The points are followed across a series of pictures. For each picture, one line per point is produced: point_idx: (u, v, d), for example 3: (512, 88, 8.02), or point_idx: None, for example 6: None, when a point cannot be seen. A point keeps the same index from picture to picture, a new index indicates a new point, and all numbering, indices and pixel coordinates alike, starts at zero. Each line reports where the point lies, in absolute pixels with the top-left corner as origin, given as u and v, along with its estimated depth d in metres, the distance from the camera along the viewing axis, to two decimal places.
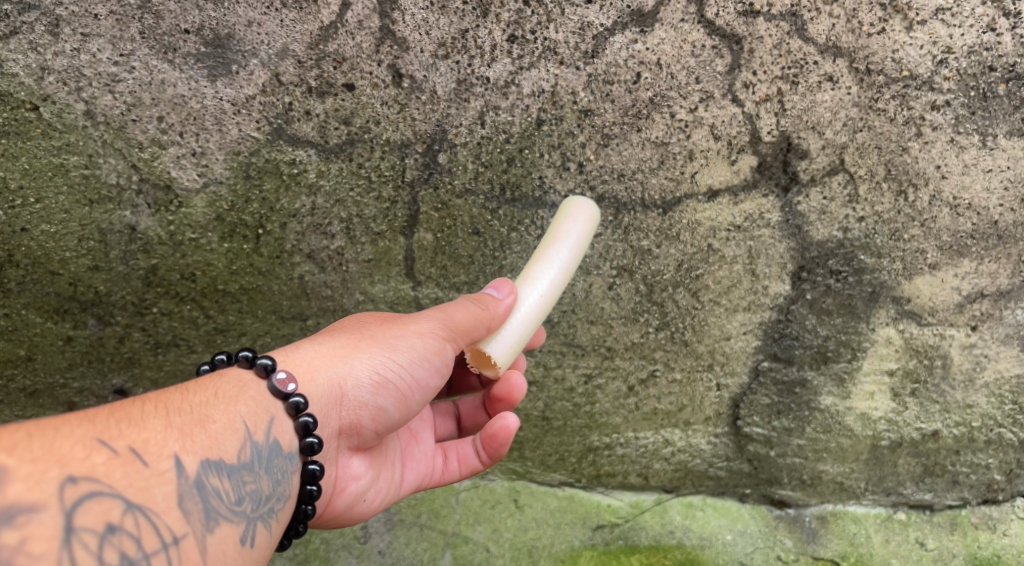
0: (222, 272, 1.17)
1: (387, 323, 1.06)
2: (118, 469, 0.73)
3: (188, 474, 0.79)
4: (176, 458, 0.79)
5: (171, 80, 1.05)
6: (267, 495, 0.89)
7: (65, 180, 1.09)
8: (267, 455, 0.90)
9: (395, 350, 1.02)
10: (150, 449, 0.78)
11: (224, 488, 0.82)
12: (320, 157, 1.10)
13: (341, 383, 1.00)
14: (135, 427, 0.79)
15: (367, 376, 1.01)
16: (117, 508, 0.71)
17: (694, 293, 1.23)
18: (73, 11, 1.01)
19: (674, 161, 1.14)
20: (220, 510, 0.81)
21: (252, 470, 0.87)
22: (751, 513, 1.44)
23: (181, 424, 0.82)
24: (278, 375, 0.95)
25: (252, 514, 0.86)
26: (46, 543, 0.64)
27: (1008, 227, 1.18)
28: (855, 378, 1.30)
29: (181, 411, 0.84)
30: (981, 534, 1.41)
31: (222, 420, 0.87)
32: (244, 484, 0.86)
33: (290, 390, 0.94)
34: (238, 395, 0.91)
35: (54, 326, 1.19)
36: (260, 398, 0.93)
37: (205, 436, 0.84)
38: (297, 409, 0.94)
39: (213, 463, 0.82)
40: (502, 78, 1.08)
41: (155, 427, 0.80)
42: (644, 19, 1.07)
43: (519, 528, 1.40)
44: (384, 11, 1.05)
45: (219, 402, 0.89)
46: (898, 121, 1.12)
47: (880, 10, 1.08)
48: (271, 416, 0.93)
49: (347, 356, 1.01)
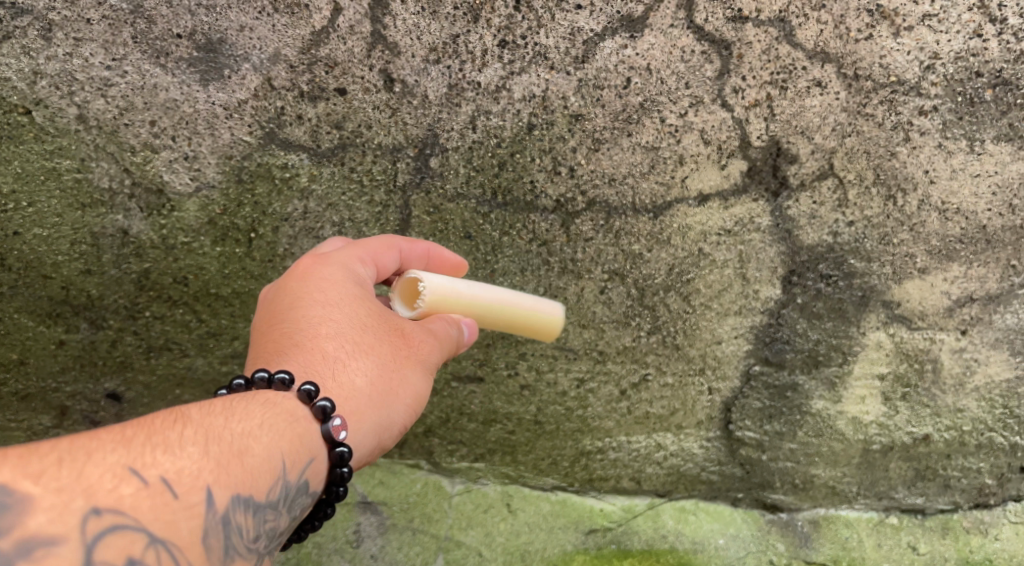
0: (215, 275, 1.17)
1: (413, 354, 0.98)
2: (149, 502, 0.64)
3: (219, 511, 0.69)
4: (208, 490, 0.68)
5: (163, 85, 1.05)
6: (286, 534, 0.79)
7: (58, 184, 1.09)
8: (297, 493, 0.80)
9: (421, 398, 0.99)
10: (186, 480, 0.67)
11: (251, 529, 0.72)
12: (312, 161, 1.11)
13: (380, 432, 0.94)
14: (174, 454, 0.68)
15: (396, 423, 0.97)
16: (142, 546, 0.61)
17: (685, 297, 1.24)
18: (66, 16, 1.02)
19: (664, 166, 1.15)
20: (242, 552, 0.71)
21: (278, 508, 0.77)
22: (743, 517, 1.44)
23: (221, 453, 0.72)
24: (334, 421, 0.86)
25: (266, 555, 0.76)
26: None
27: (996, 231, 1.19)
28: (846, 382, 1.30)
29: (221, 439, 0.73)
30: (973, 538, 1.41)
31: (262, 454, 0.76)
32: (267, 521, 0.75)
33: (340, 438, 0.86)
34: (281, 427, 0.80)
35: (46, 330, 1.19)
36: (303, 438, 0.82)
37: (244, 469, 0.73)
38: (340, 459, 0.86)
39: (244, 499, 0.71)
40: (494, 83, 1.09)
41: (194, 454, 0.69)
42: (633, 24, 1.09)
43: (511, 533, 1.40)
44: (376, 16, 1.06)
45: (264, 431, 0.78)
46: (886, 126, 1.13)
47: (867, 16, 1.09)
48: (310, 456, 0.82)
49: (387, 403, 0.95)
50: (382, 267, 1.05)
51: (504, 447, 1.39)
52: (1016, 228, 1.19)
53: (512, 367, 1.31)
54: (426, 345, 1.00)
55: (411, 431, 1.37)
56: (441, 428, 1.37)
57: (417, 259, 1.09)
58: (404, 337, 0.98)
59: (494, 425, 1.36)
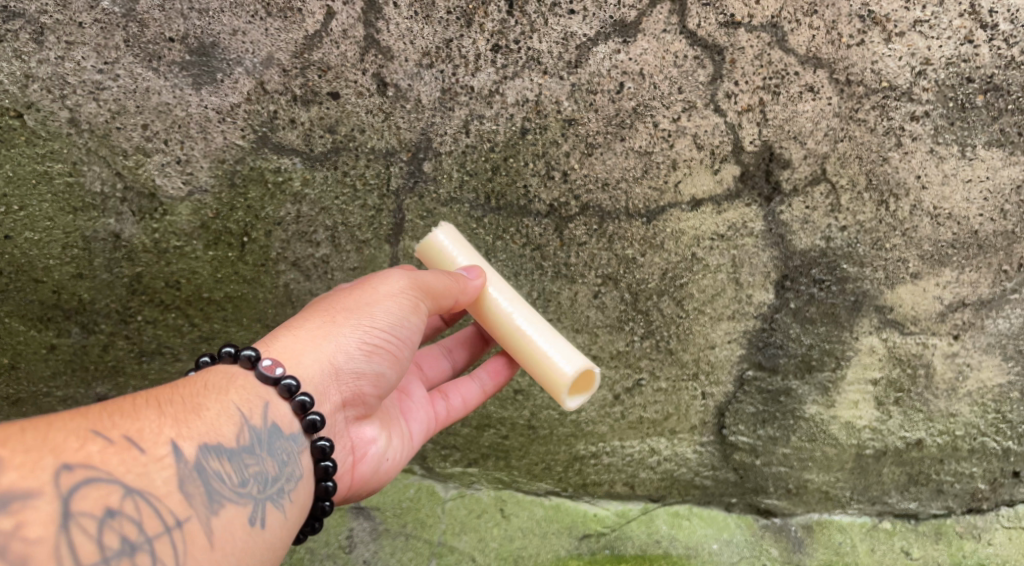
0: (207, 280, 1.16)
1: (353, 292, 1.02)
2: (115, 456, 0.75)
3: (186, 459, 0.80)
4: (173, 444, 0.80)
5: (155, 89, 1.05)
6: (275, 476, 0.88)
7: (49, 188, 1.09)
8: (268, 438, 0.89)
9: (373, 318, 0.99)
10: (146, 437, 0.79)
11: (225, 472, 0.83)
12: (305, 165, 1.11)
13: (329, 359, 0.97)
14: (128, 419, 0.80)
15: (353, 346, 0.98)
16: (115, 493, 0.73)
17: (678, 301, 1.24)
18: (58, 19, 1.02)
19: (658, 171, 1.15)
20: (222, 493, 0.81)
21: (254, 452, 0.87)
22: (737, 522, 1.43)
23: (175, 413, 0.83)
24: (262, 362, 0.92)
25: (260, 495, 0.86)
26: (42, 529, 0.67)
27: (988, 236, 1.20)
28: (839, 386, 1.30)
29: (171, 403, 0.84)
30: (966, 543, 1.42)
31: (215, 408, 0.87)
32: (247, 466, 0.86)
33: (278, 373, 0.92)
34: (228, 385, 0.90)
35: (38, 334, 1.18)
36: (250, 389, 0.91)
37: (200, 423, 0.84)
38: (290, 391, 0.92)
39: (211, 448, 0.83)
40: (487, 87, 1.09)
41: (149, 417, 0.81)
42: (626, 29, 1.09)
43: (504, 538, 1.39)
44: (369, 21, 1.06)
45: (213, 392, 0.89)
46: (878, 131, 1.14)
47: (859, 21, 1.09)
48: (265, 401, 0.91)
49: (328, 334, 0.98)
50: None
51: (497, 452, 1.38)
52: (1008, 234, 1.20)
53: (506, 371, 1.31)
54: (371, 282, 1.03)
55: None
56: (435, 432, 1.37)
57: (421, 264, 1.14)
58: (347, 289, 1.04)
59: (487, 429, 1.36)
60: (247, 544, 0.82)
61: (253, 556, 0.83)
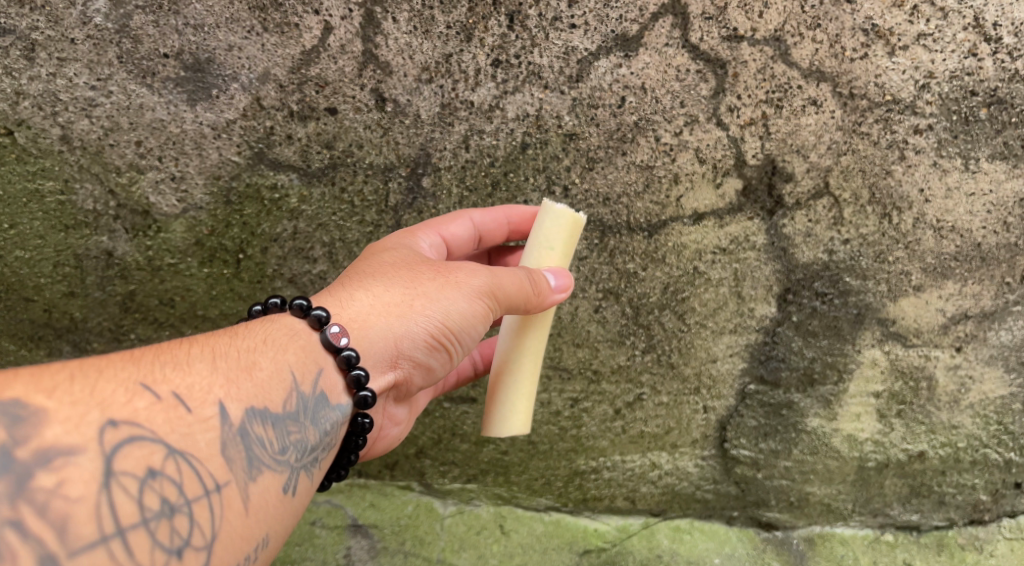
0: (202, 297, 1.14)
1: (439, 276, 0.95)
2: (161, 415, 0.72)
3: (232, 422, 0.77)
4: (220, 405, 0.77)
5: (149, 105, 1.03)
6: (315, 444, 0.86)
7: (40, 206, 1.07)
8: (315, 406, 0.86)
9: (446, 314, 0.93)
10: (195, 395, 0.75)
11: (268, 437, 0.80)
12: (301, 181, 1.09)
13: (394, 350, 0.93)
14: (180, 371, 0.76)
15: (418, 343, 0.94)
16: (158, 453, 0.70)
17: (680, 316, 1.23)
18: (49, 36, 1.00)
19: (659, 185, 1.14)
20: (262, 459, 0.79)
21: (299, 420, 0.84)
22: (738, 535, 1.42)
23: (228, 370, 0.80)
24: (332, 329, 0.88)
25: (298, 463, 0.84)
26: (83, 487, 0.65)
27: (991, 249, 1.19)
28: (842, 400, 1.29)
29: (227, 357, 0.81)
30: (968, 554, 1.40)
31: (269, 368, 0.83)
32: (290, 433, 0.83)
33: (343, 344, 0.88)
34: (287, 344, 0.86)
35: (28, 353, 1.16)
36: (313, 351, 0.88)
37: (251, 384, 0.80)
38: (349, 363, 0.89)
39: (258, 412, 0.79)
40: (487, 102, 1.08)
41: (201, 373, 0.77)
42: (628, 43, 1.08)
43: (504, 554, 1.38)
44: (367, 35, 1.04)
45: (270, 348, 0.85)
46: (881, 144, 1.13)
47: (862, 35, 1.08)
48: (320, 367, 0.88)
49: (399, 316, 0.92)
50: (449, 236, 1.06)
51: (497, 467, 1.37)
52: (1011, 246, 1.19)
53: None
54: (459, 267, 0.96)
55: (403, 452, 1.35)
56: (433, 448, 1.35)
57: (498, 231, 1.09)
58: (432, 265, 0.97)
59: (487, 444, 1.34)
60: (279, 511, 0.81)
61: (283, 522, 0.82)
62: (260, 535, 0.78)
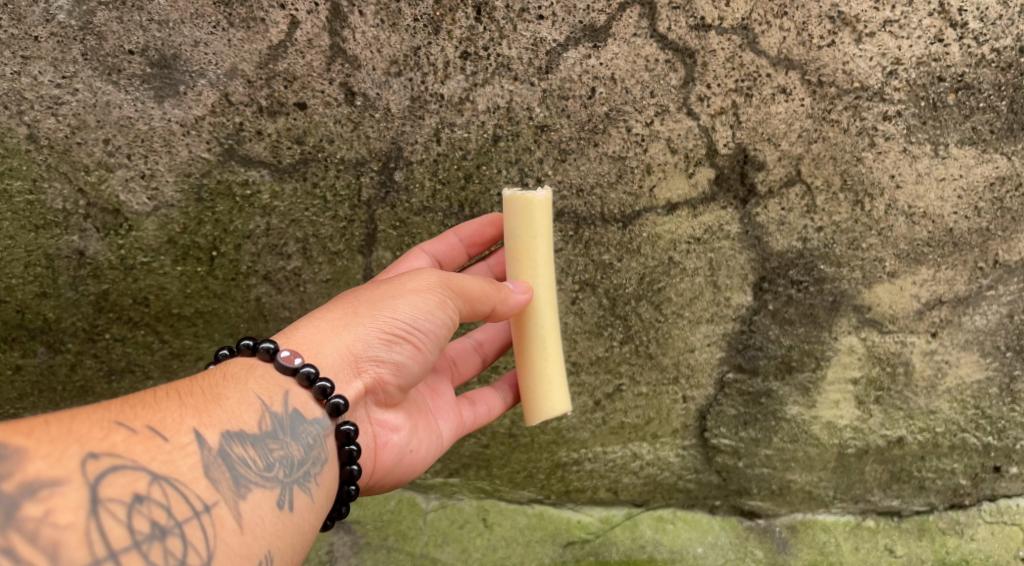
0: (177, 295, 1.14)
1: (382, 285, 1.00)
2: (140, 444, 0.74)
3: (209, 446, 0.78)
4: (196, 432, 0.78)
5: (115, 102, 1.03)
6: (301, 460, 0.86)
7: (10, 207, 1.07)
8: (292, 423, 0.87)
9: (395, 311, 0.96)
10: (168, 426, 0.77)
11: (250, 457, 0.81)
12: (273, 177, 1.09)
13: (351, 348, 0.95)
14: (150, 410, 0.78)
15: (375, 337, 0.96)
16: (142, 479, 0.71)
17: (656, 306, 1.23)
18: (12, 34, 0.99)
19: (632, 176, 1.14)
20: (249, 478, 0.80)
21: (278, 438, 0.85)
22: (721, 524, 1.43)
23: (195, 403, 0.82)
24: (282, 353, 0.91)
25: (287, 479, 0.84)
26: (72, 515, 0.66)
27: (963, 234, 1.19)
28: (820, 387, 1.30)
29: (192, 393, 0.83)
30: (949, 539, 1.41)
31: (235, 397, 0.85)
32: (272, 451, 0.84)
33: (298, 364, 0.91)
34: (248, 375, 0.89)
35: (3, 354, 1.16)
36: (270, 378, 0.90)
37: (221, 412, 0.82)
38: (310, 378, 0.90)
39: (234, 435, 0.81)
40: (457, 95, 1.08)
41: (170, 409, 0.80)
42: (597, 33, 1.07)
43: (488, 548, 1.38)
44: (335, 29, 1.03)
45: (230, 382, 0.87)
46: (851, 132, 1.13)
47: (829, 22, 1.08)
48: (286, 390, 0.90)
49: (346, 324, 0.96)
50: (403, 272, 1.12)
51: (478, 462, 1.37)
52: (983, 231, 1.19)
53: (486, 382, 1.26)
54: (408, 275, 1.00)
55: None
56: None
57: (454, 251, 1.12)
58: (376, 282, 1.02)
59: (467, 439, 1.34)
60: (278, 527, 0.80)
61: (285, 539, 0.81)
62: (262, 555, 0.78)
